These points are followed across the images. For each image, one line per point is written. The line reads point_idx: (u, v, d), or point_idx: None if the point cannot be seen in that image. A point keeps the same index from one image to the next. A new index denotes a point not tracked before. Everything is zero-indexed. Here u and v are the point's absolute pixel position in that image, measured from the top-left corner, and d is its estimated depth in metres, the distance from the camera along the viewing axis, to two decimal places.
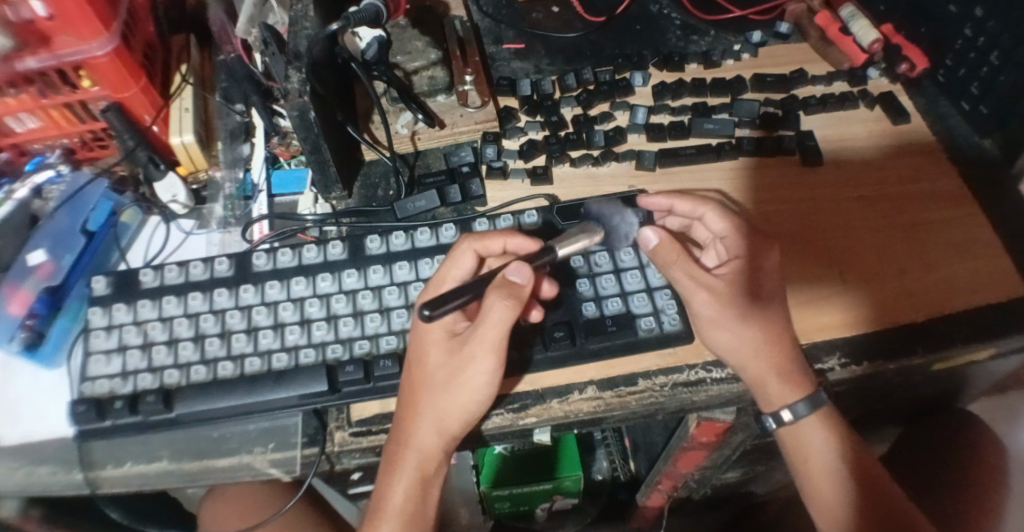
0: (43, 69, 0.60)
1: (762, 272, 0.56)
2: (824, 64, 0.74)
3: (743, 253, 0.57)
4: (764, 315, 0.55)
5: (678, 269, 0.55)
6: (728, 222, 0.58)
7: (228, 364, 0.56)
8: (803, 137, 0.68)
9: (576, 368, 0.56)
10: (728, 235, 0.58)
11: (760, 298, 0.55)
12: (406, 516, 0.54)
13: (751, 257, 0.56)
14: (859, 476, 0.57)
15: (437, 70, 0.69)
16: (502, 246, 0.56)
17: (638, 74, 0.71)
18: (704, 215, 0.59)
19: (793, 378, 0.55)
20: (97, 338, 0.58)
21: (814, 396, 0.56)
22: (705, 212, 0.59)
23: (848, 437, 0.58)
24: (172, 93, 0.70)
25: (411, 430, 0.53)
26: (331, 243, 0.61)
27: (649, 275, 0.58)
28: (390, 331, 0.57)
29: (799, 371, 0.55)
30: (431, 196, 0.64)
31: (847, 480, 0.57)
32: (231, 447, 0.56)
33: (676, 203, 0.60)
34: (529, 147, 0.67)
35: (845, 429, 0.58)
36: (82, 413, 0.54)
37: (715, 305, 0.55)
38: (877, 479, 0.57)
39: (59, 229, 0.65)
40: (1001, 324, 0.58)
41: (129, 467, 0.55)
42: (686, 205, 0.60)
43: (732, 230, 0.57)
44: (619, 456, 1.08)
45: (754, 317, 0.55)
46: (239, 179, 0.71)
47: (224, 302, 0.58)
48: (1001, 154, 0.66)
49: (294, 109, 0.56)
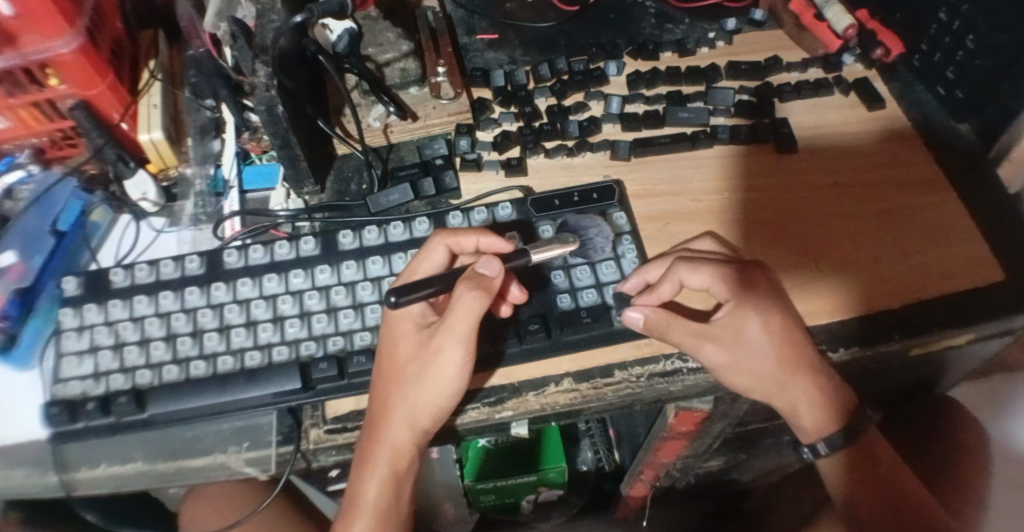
0: (9, 69, 0.59)
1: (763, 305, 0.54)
2: (799, 50, 0.74)
3: (732, 299, 0.54)
4: (779, 320, 0.54)
5: (679, 332, 0.53)
6: (705, 269, 0.54)
7: (201, 363, 0.55)
8: (777, 124, 0.67)
9: (552, 361, 0.56)
10: (712, 284, 0.55)
11: (754, 334, 0.54)
12: (381, 513, 0.55)
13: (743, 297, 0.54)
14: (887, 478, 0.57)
15: (409, 62, 0.67)
16: (475, 244, 0.56)
17: (612, 63, 0.71)
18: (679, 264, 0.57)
19: (784, 373, 0.54)
20: (69, 338, 0.57)
21: (837, 388, 0.56)
22: (681, 273, 0.55)
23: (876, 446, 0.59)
24: (140, 90, 0.69)
25: (384, 428, 0.53)
26: (303, 239, 0.60)
27: (619, 245, 0.59)
28: (364, 327, 0.56)
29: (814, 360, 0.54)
30: (405, 189, 0.63)
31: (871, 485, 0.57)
32: (206, 446, 0.55)
33: (654, 286, 0.55)
34: (503, 139, 0.66)
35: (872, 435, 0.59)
36: (55, 415, 0.54)
37: (726, 353, 0.53)
38: (912, 490, 0.57)
39: (29, 230, 0.63)
40: (978, 310, 0.58)
41: (103, 469, 0.54)
42: (665, 283, 0.55)
43: (710, 277, 0.54)
44: (604, 447, 1.08)
45: (748, 317, 0.54)
46: (210, 176, 0.69)
47: (196, 301, 0.58)
48: (978, 139, 0.67)
49: (262, 104, 0.55)
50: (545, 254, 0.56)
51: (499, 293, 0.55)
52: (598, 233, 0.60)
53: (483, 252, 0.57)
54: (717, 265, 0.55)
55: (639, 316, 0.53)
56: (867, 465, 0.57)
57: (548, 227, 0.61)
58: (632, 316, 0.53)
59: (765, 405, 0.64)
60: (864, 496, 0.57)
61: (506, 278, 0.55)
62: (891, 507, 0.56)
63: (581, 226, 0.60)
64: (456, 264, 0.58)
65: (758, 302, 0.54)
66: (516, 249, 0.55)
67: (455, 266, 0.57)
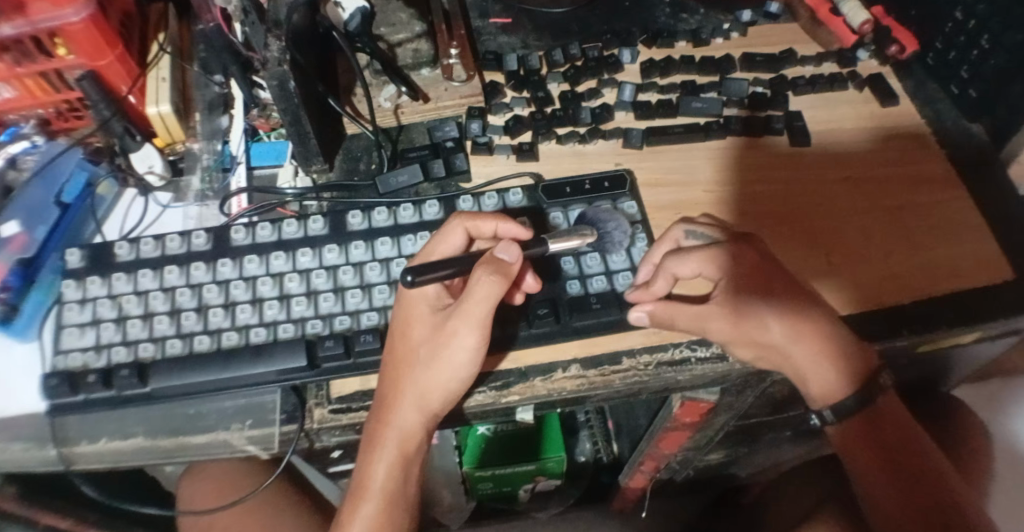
0: (18, 36, 0.58)
1: (772, 277, 0.54)
2: (814, 44, 0.73)
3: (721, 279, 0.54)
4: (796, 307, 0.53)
5: (683, 318, 0.53)
6: (691, 259, 0.54)
7: (205, 338, 0.55)
8: (791, 117, 0.67)
9: (560, 347, 0.55)
10: (700, 264, 0.54)
11: (765, 323, 0.53)
12: (388, 495, 0.55)
13: (731, 274, 0.54)
14: (906, 459, 0.55)
15: (422, 43, 0.68)
16: (493, 230, 0.55)
17: (626, 51, 0.70)
18: (681, 237, 0.57)
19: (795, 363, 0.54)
20: (71, 311, 0.56)
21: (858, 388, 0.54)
22: (670, 267, 0.54)
23: (900, 427, 0.56)
24: (149, 63, 0.69)
25: (393, 408, 0.52)
26: (312, 218, 0.59)
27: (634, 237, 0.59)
28: (372, 308, 0.56)
29: (836, 349, 0.53)
30: (414, 170, 0.63)
31: (885, 463, 0.55)
32: (208, 423, 0.54)
33: (651, 289, 0.54)
34: (515, 123, 0.65)
35: (895, 413, 0.57)
36: (54, 386, 0.53)
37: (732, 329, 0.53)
38: (932, 471, 0.54)
39: (32, 202, 0.62)
40: (988, 309, 0.58)
41: (104, 443, 0.53)
42: (660, 281, 0.54)
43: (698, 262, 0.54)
44: (602, 439, 1.07)
45: (762, 300, 0.53)
46: (217, 151, 0.69)
47: (201, 277, 0.57)
48: (991, 139, 0.66)
49: (274, 79, 0.55)
50: (562, 245, 0.56)
51: (515, 282, 0.54)
52: (618, 229, 0.59)
53: (500, 239, 0.56)
54: (699, 249, 0.55)
55: (643, 314, 0.53)
56: (881, 450, 0.55)
57: (559, 214, 0.60)
58: (636, 316, 0.53)
59: (771, 398, 0.64)
60: (879, 477, 0.55)
61: (523, 265, 0.54)
62: (907, 490, 0.54)
63: (599, 219, 0.59)
64: (471, 248, 0.57)
65: (758, 280, 0.54)
66: (536, 238, 0.55)
67: (471, 250, 0.57)
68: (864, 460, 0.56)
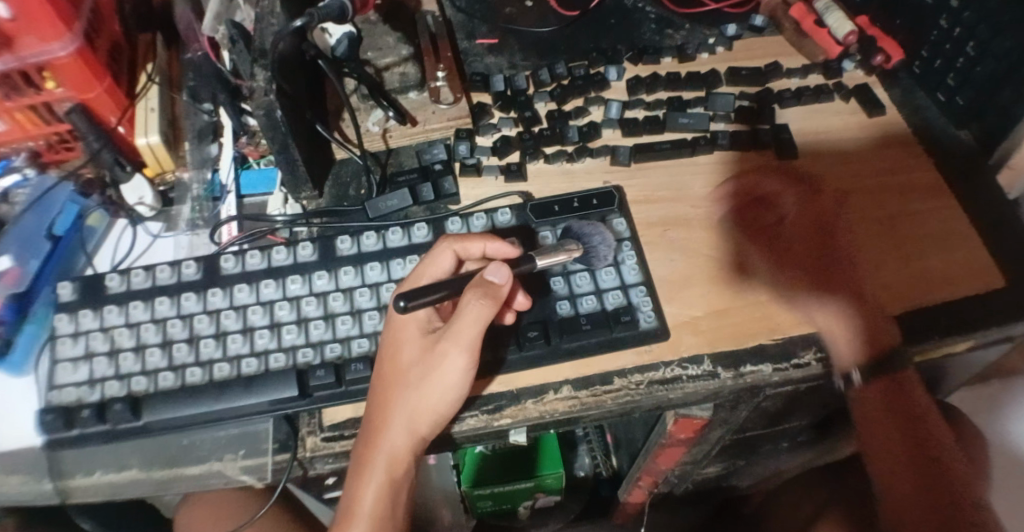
0: (7, 71, 0.58)
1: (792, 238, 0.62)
2: (800, 56, 0.73)
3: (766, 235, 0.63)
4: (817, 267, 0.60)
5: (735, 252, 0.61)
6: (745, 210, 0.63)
7: (197, 370, 0.55)
8: (778, 130, 0.67)
9: (551, 368, 0.55)
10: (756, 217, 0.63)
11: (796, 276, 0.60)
12: (376, 520, 0.54)
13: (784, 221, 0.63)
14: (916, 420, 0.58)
15: (408, 67, 0.68)
16: (481, 250, 0.56)
17: (613, 68, 0.70)
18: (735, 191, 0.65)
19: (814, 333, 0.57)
20: (63, 345, 0.56)
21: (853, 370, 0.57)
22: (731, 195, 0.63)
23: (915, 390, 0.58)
24: (138, 93, 0.69)
25: (382, 434, 0.52)
26: (301, 245, 0.60)
27: (620, 252, 0.59)
28: (362, 334, 0.56)
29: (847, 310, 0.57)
30: (403, 194, 0.63)
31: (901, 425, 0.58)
32: (200, 454, 0.55)
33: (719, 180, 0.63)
34: (503, 144, 0.66)
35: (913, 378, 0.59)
36: (48, 422, 0.53)
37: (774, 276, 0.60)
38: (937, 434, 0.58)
39: (25, 233, 0.63)
40: (980, 318, 0.57)
41: (98, 477, 0.54)
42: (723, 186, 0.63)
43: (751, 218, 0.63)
44: (602, 453, 1.09)
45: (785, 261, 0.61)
46: (207, 180, 0.69)
47: (192, 307, 0.57)
48: (979, 145, 0.66)
49: (260, 109, 0.55)
50: (549, 260, 0.56)
51: (504, 301, 0.54)
52: (600, 238, 0.59)
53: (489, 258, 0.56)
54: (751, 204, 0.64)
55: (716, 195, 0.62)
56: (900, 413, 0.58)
57: (548, 233, 0.60)
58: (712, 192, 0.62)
59: (766, 412, 0.63)
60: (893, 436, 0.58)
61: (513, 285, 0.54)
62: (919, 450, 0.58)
63: (584, 233, 0.59)
64: (462, 269, 0.58)
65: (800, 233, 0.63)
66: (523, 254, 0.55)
67: (460, 271, 0.57)
68: (883, 418, 0.58)
